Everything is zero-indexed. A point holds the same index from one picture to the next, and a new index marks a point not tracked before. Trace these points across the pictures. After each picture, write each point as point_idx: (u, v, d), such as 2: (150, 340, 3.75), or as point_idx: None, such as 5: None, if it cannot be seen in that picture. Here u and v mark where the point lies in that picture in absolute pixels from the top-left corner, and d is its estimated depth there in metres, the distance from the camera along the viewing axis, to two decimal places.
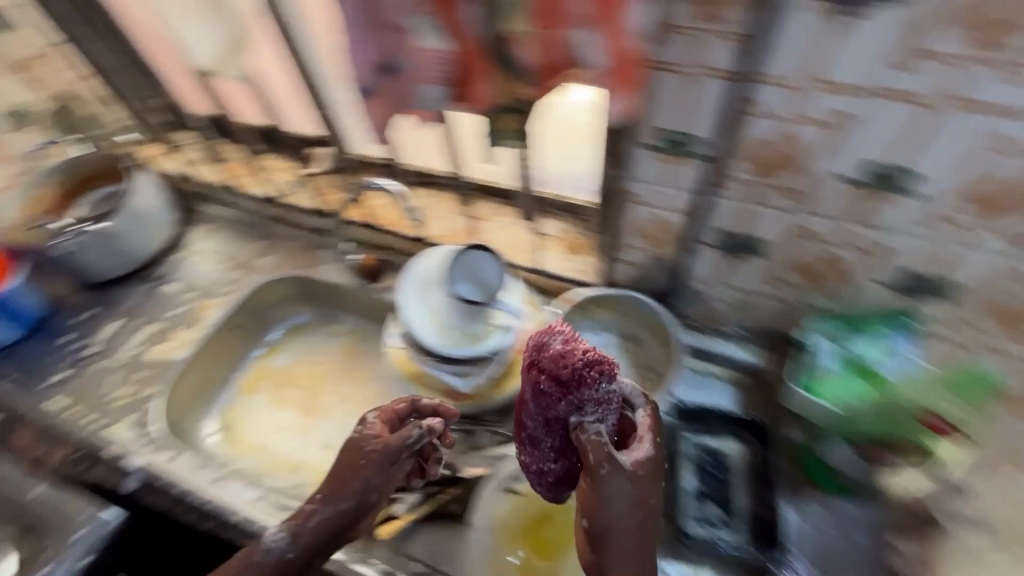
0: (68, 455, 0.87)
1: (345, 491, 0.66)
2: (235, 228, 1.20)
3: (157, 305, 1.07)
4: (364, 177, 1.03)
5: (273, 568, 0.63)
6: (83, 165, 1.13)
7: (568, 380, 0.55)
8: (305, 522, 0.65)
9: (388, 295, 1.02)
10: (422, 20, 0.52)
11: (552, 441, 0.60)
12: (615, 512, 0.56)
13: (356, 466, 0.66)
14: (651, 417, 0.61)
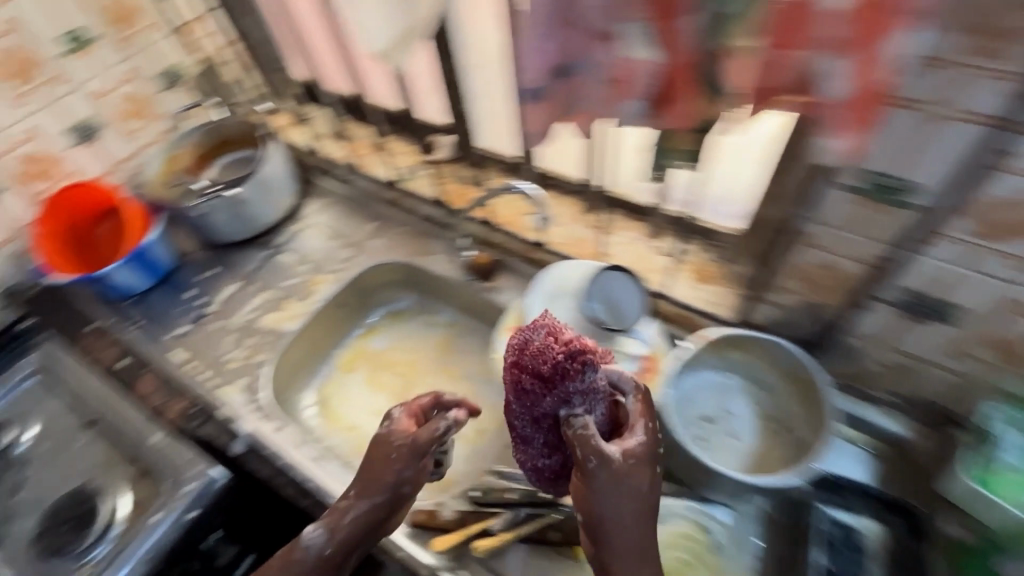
0: (185, 409, 0.91)
1: (376, 482, 0.68)
2: (347, 205, 1.21)
3: (273, 273, 1.10)
4: (489, 172, 1.01)
5: (313, 565, 0.65)
6: (222, 129, 1.18)
7: (547, 375, 0.60)
8: (341, 517, 0.67)
9: (496, 295, 0.99)
10: (634, 26, 0.48)
11: (548, 436, 0.65)
12: (608, 508, 0.59)
13: (386, 456, 0.69)
14: (640, 403, 0.64)
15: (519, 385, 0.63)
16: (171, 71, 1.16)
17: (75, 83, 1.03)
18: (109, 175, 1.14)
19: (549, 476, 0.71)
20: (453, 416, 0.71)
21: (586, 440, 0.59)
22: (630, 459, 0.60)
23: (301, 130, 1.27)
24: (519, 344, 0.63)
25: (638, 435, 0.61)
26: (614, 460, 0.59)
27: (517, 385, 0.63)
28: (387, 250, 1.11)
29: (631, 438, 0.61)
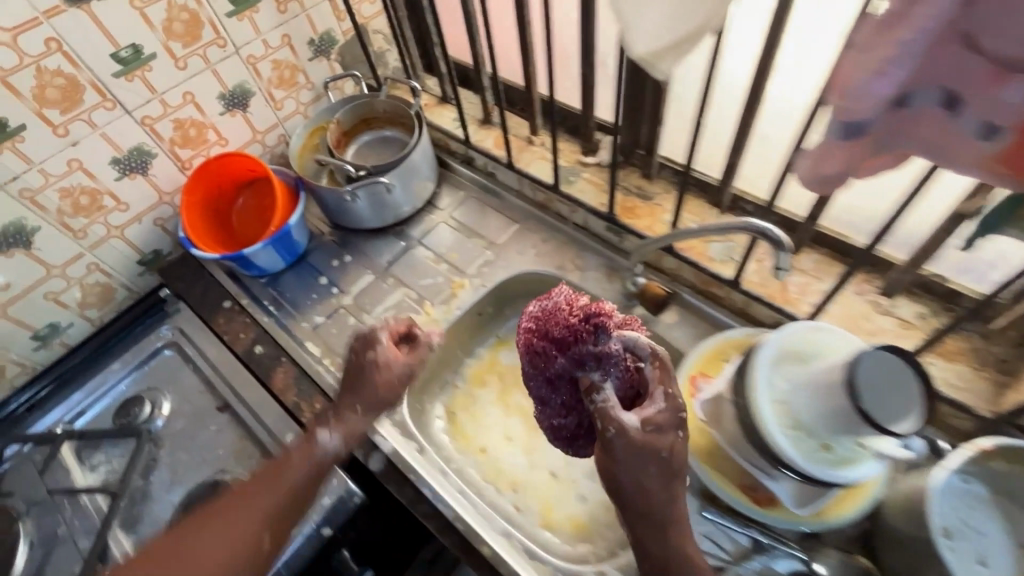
0: (320, 412, 0.86)
1: (371, 397, 0.79)
2: (486, 200, 1.12)
3: (409, 269, 1.03)
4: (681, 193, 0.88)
5: (328, 461, 0.76)
6: (368, 106, 1.10)
7: (562, 339, 0.67)
8: (347, 427, 0.77)
9: (660, 329, 0.88)
10: None
11: (565, 397, 0.70)
12: (628, 478, 0.61)
13: (384, 382, 0.79)
14: (657, 371, 0.65)
15: (532, 348, 0.71)
16: (324, 39, 1.09)
17: (234, 47, 0.96)
18: (251, 145, 1.10)
19: (566, 436, 0.74)
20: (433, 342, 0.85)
21: (605, 405, 0.62)
22: (649, 429, 0.61)
23: (444, 112, 1.18)
24: (538, 314, 0.72)
25: (660, 404, 0.62)
26: (634, 430, 0.60)
27: (530, 349, 0.71)
28: (532, 258, 1.01)
29: (652, 407, 0.62)
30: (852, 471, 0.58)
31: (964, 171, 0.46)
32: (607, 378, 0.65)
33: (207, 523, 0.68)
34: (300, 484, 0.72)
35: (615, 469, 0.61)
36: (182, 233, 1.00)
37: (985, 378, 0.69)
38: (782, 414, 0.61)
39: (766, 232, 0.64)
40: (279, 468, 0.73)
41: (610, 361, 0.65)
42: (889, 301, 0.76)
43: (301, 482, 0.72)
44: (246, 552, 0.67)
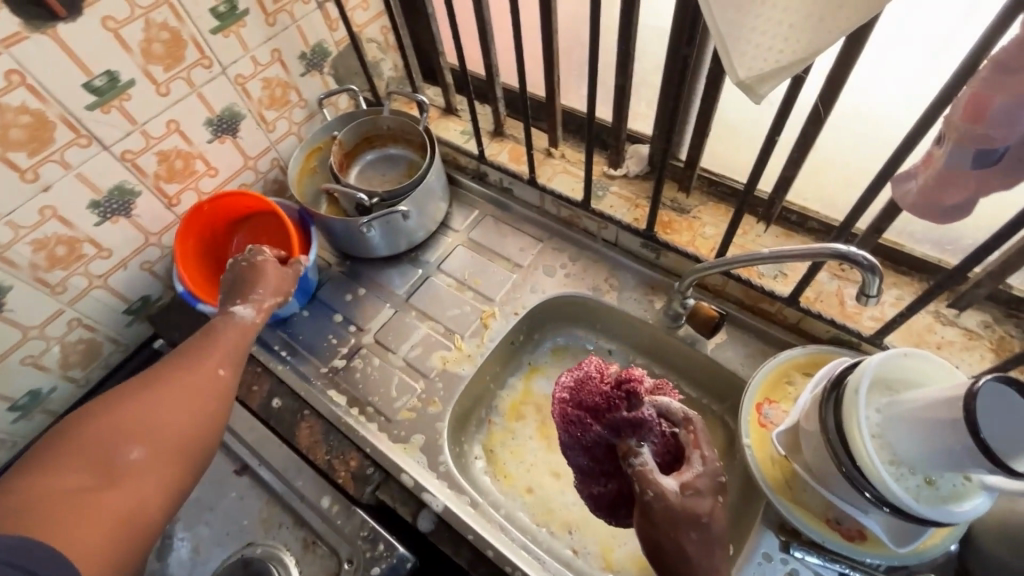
0: (355, 470, 0.78)
1: (275, 282, 0.76)
2: (505, 218, 1.05)
3: (431, 299, 0.96)
4: None
5: (244, 332, 0.71)
6: (372, 124, 1.01)
7: (596, 407, 0.71)
8: (261, 303, 0.74)
9: (711, 351, 0.84)
10: None
11: (604, 466, 0.72)
12: (672, 548, 0.54)
13: (271, 274, 0.77)
14: (693, 434, 0.61)
15: (568, 418, 0.76)
16: (317, 51, 0.99)
17: (221, 67, 0.86)
18: (243, 173, 0.99)
19: (608, 504, 0.75)
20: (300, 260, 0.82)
21: (642, 469, 0.59)
22: (688, 493, 0.56)
23: (450, 125, 1.10)
24: (572, 383, 0.78)
25: (698, 467, 0.58)
26: (672, 494, 0.56)
27: (567, 418, 0.76)
28: (562, 279, 0.95)
29: (690, 471, 0.58)
30: (962, 507, 0.54)
31: None
32: (643, 443, 0.64)
33: (155, 382, 0.61)
34: (239, 343, 0.70)
35: (650, 533, 0.56)
36: (181, 286, 0.88)
37: None
38: (878, 448, 0.58)
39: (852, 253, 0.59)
40: (196, 346, 0.67)
41: (645, 427, 0.65)
42: (953, 312, 0.73)
43: (235, 342, 0.70)
44: (217, 393, 0.63)
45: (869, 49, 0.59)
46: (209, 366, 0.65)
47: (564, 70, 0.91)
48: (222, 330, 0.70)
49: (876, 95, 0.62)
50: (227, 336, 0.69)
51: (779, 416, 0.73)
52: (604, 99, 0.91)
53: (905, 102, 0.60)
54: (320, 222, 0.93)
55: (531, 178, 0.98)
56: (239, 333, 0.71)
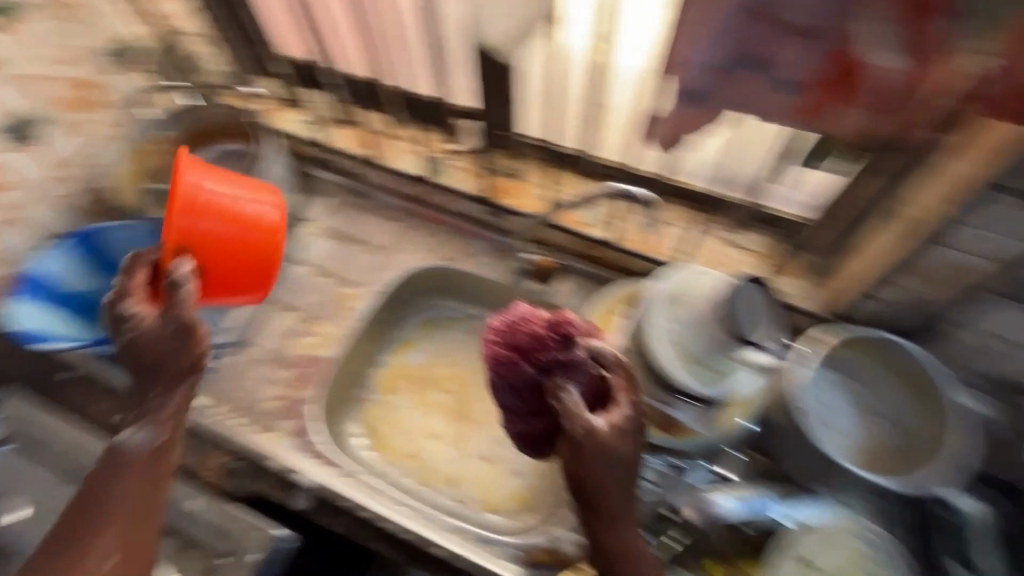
0: (226, 463, 0.79)
1: (174, 375, 0.63)
2: (358, 203, 1.06)
3: (290, 290, 0.96)
4: (552, 170, 0.94)
5: (145, 462, 0.63)
6: (203, 119, 0.98)
7: (528, 347, 0.65)
8: (156, 414, 0.64)
9: (557, 299, 0.93)
10: (877, 27, 0.42)
11: (533, 414, 0.67)
12: (593, 482, 0.60)
13: (161, 353, 0.62)
14: (622, 378, 0.64)
15: (498, 359, 0.68)
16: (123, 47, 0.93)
17: (4, 68, 0.78)
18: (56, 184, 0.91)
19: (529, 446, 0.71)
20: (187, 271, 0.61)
21: (569, 408, 0.60)
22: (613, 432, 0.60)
23: (290, 116, 1.09)
24: (500, 324, 0.69)
25: (626, 409, 0.62)
26: (603, 430, 0.59)
27: (495, 359, 0.68)
28: (420, 253, 1.00)
29: (618, 412, 0.62)
30: (738, 389, 0.68)
31: (777, 119, 0.53)
32: (574, 383, 0.64)
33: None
34: (140, 496, 0.61)
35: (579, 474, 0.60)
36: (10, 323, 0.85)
37: (813, 282, 0.84)
38: (677, 352, 0.69)
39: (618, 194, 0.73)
40: (91, 499, 0.60)
41: (576, 368, 0.64)
42: (736, 235, 0.88)
43: (132, 492, 0.61)
44: None
45: None
46: (101, 557, 0.58)
47: None
48: (117, 476, 0.61)
49: None
50: (123, 493, 0.60)
51: None
52: None
53: None
54: None
55: (376, 162, 1.02)
56: (144, 487, 0.62)
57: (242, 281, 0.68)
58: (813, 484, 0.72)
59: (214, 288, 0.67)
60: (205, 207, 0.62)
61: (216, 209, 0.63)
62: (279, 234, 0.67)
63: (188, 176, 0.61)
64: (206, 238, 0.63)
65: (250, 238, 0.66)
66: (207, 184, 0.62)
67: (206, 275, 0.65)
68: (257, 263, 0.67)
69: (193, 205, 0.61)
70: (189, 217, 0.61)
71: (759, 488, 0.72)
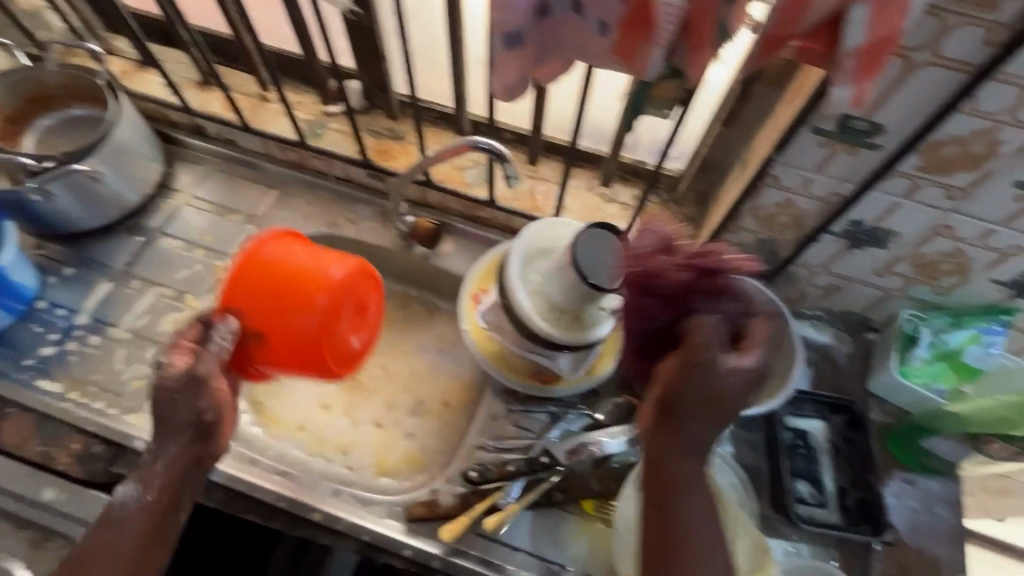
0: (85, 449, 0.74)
1: (172, 428, 0.61)
2: (232, 170, 1.00)
3: (157, 265, 0.90)
4: (431, 130, 0.92)
5: (135, 518, 0.61)
6: (36, 83, 0.88)
7: (692, 284, 0.57)
8: (150, 467, 0.63)
9: (442, 261, 0.93)
10: None
11: (663, 353, 0.62)
12: (687, 402, 0.54)
13: (171, 402, 0.60)
14: (763, 326, 0.58)
15: (646, 286, 0.59)
16: None
17: None
18: None
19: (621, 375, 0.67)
20: (228, 331, 0.62)
21: (703, 330, 0.55)
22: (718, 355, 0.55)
23: (149, 78, 1.00)
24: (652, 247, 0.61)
25: (751, 355, 0.56)
26: (728, 363, 0.54)
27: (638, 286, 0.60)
28: (300, 221, 0.96)
29: (747, 356, 0.56)
30: (597, 331, 0.71)
31: (603, 62, 0.51)
32: (715, 316, 0.57)
33: None
34: (131, 551, 0.59)
35: (682, 386, 0.54)
36: None
37: (682, 233, 0.88)
38: (540, 302, 0.70)
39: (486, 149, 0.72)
40: (89, 552, 0.60)
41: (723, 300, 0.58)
42: (611, 190, 0.89)
43: (128, 543, 0.60)
44: None
45: None
46: None
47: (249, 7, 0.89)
48: (111, 530, 0.60)
49: None
50: (108, 542, 0.60)
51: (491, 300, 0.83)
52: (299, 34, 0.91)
53: None
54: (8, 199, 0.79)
55: (245, 126, 0.96)
56: (135, 544, 0.60)
57: (296, 355, 0.64)
58: None
59: (273, 361, 0.65)
60: (287, 267, 0.64)
61: (271, 276, 0.63)
62: (324, 298, 0.64)
63: (263, 245, 0.64)
64: (258, 303, 0.62)
65: (298, 304, 0.62)
66: (273, 251, 0.64)
67: (260, 342, 0.64)
68: (300, 334, 0.63)
69: (256, 273, 0.63)
70: (244, 284, 0.62)
71: (630, 429, 0.75)
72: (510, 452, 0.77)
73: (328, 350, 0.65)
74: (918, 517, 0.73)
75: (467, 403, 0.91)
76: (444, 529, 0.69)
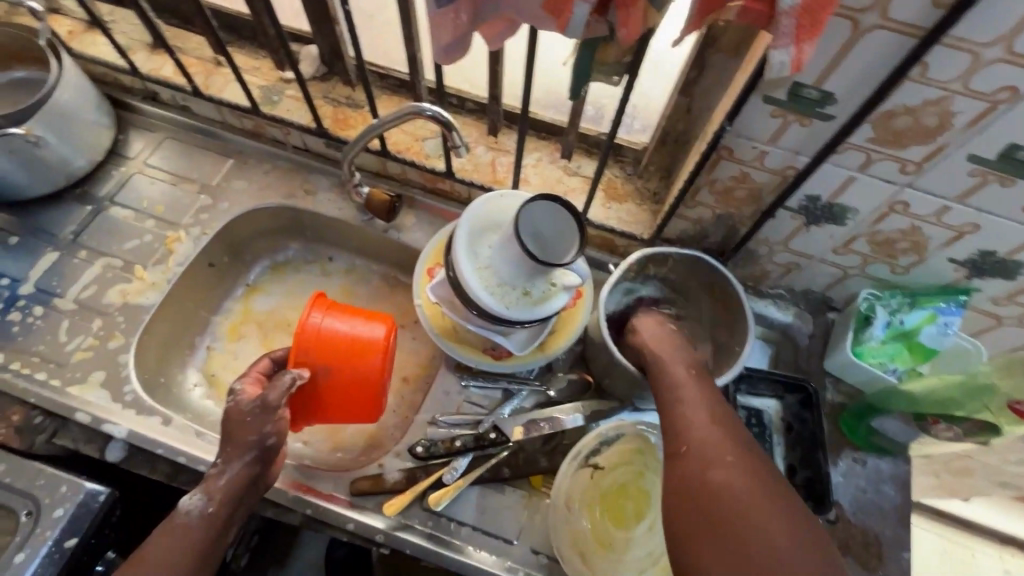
0: (26, 420, 0.73)
1: (239, 445, 0.66)
2: (186, 138, 0.97)
3: (106, 234, 0.87)
4: (391, 98, 0.90)
5: (197, 529, 0.63)
6: None
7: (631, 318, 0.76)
8: (215, 483, 0.65)
9: (401, 234, 0.91)
10: None
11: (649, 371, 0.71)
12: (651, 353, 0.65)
13: (242, 424, 0.67)
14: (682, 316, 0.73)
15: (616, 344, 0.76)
16: None
17: None
18: None
19: None
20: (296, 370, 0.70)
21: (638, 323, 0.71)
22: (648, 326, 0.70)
23: (97, 40, 0.96)
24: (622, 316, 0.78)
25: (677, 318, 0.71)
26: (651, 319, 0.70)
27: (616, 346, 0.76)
28: (257, 192, 0.93)
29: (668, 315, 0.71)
30: (547, 307, 0.69)
31: (538, 22, 0.48)
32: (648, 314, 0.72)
33: None
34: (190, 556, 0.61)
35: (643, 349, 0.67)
36: None
37: (645, 210, 0.86)
38: (489, 277, 0.68)
39: (431, 113, 0.69)
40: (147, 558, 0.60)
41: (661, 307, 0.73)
42: (574, 163, 0.87)
43: (189, 553, 0.61)
44: None
45: None
46: None
47: None
48: (172, 539, 0.62)
49: None
50: (167, 552, 0.60)
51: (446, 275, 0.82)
52: None
53: None
54: None
55: (196, 91, 0.92)
56: (195, 552, 0.61)
57: (353, 398, 0.74)
58: (635, 398, 0.75)
59: (332, 404, 0.74)
60: (335, 333, 0.72)
61: (331, 340, 0.71)
62: (378, 355, 0.73)
63: (315, 315, 0.72)
64: (325, 361, 0.71)
65: (357, 363, 0.72)
66: (329, 319, 0.72)
67: (324, 385, 0.73)
68: (358, 382, 0.73)
69: (318, 339, 0.71)
70: (308, 347, 0.71)
71: (584, 405, 0.75)
72: (461, 427, 0.76)
73: (380, 396, 0.74)
74: (864, 496, 0.73)
75: (426, 378, 0.90)
76: (386, 505, 0.69)
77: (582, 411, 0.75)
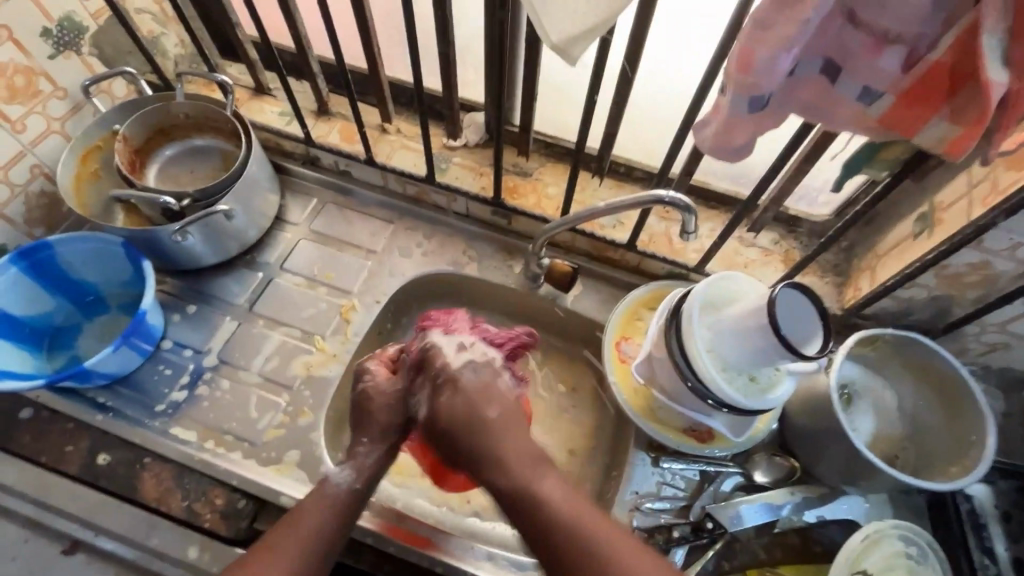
0: (223, 505, 0.70)
1: (385, 425, 0.66)
2: (344, 203, 0.97)
3: (280, 302, 0.86)
4: (563, 168, 0.91)
5: (343, 500, 0.62)
6: (164, 113, 0.86)
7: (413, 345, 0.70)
8: (362, 459, 0.66)
9: (570, 303, 0.89)
10: (1000, 42, 0.38)
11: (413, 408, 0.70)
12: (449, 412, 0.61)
13: (382, 406, 0.67)
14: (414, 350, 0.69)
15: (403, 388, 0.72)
16: (66, 27, 0.80)
17: None
18: None
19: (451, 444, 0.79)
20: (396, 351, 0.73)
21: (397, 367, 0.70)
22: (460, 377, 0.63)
23: (265, 107, 0.97)
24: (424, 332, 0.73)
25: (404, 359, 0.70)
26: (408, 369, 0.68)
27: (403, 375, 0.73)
28: (420, 259, 0.92)
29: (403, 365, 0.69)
30: (776, 395, 0.67)
31: (850, 129, 0.49)
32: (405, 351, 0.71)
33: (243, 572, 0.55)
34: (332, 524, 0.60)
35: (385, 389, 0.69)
36: None
37: (829, 282, 0.84)
38: (716, 364, 0.67)
39: (660, 197, 0.67)
40: (300, 517, 0.60)
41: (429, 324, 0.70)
42: (752, 234, 0.86)
43: (334, 516, 0.61)
44: None
45: (659, 15, 0.66)
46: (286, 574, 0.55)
47: (384, 41, 0.87)
48: (324, 510, 0.61)
49: (670, 59, 0.70)
50: (321, 516, 0.60)
51: (635, 350, 0.81)
52: (430, 68, 0.88)
53: (686, 61, 0.69)
54: (146, 237, 0.78)
55: (367, 158, 0.92)
56: (340, 519, 0.61)
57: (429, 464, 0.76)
58: (845, 486, 0.72)
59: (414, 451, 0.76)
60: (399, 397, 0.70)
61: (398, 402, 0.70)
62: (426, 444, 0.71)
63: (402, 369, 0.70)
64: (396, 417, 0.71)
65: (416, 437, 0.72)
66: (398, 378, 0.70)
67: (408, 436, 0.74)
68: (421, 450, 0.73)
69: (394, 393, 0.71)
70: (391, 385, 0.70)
71: (790, 491, 0.73)
72: (666, 512, 0.74)
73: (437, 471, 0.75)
74: None
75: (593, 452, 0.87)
76: None
77: (793, 496, 0.73)
